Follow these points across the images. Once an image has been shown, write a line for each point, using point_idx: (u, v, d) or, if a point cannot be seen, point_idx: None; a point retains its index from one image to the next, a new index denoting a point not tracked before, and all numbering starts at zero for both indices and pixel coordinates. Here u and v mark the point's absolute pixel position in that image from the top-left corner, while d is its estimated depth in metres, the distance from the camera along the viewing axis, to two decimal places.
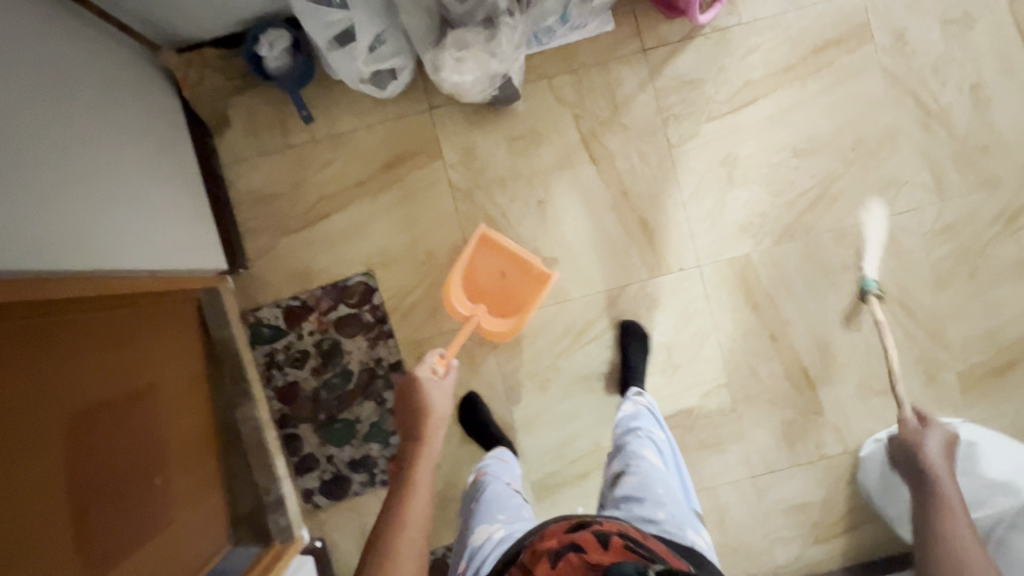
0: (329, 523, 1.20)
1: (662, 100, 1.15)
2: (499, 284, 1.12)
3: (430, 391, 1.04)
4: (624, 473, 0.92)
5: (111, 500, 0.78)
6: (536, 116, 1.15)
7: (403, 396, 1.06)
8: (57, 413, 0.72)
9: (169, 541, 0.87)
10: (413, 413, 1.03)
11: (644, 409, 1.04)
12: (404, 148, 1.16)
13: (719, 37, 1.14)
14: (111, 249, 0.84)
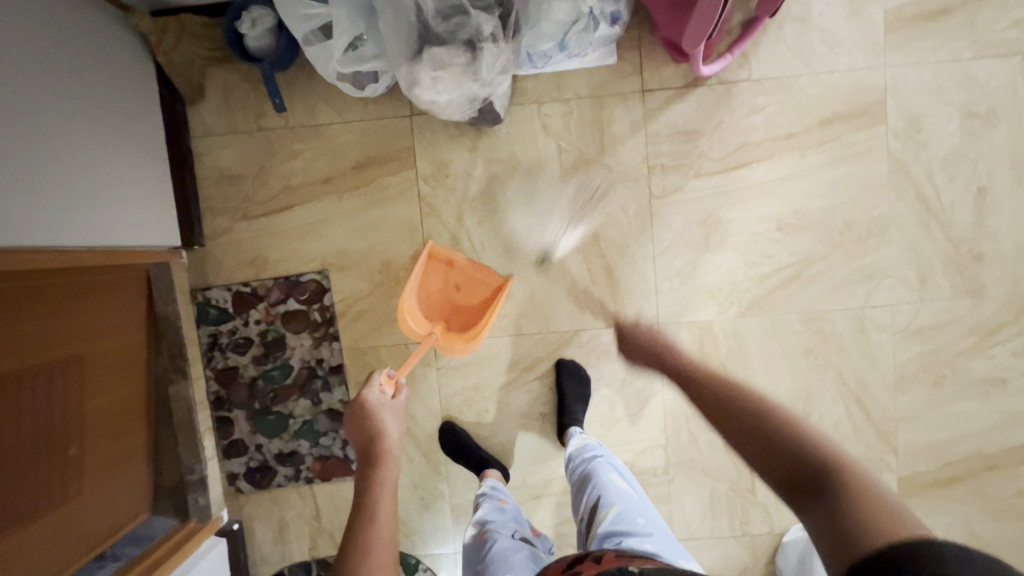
0: (249, 508, 1.21)
1: (651, 147, 1.09)
2: (455, 298, 1.11)
3: (380, 415, 0.97)
4: (599, 507, 0.84)
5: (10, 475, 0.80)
6: (518, 142, 1.10)
7: (353, 425, 0.97)
8: None
9: (69, 515, 0.90)
10: (364, 442, 0.94)
11: (590, 443, 0.98)
12: (378, 151, 1.12)
13: (723, 90, 1.08)
14: (51, 223, 0.82)
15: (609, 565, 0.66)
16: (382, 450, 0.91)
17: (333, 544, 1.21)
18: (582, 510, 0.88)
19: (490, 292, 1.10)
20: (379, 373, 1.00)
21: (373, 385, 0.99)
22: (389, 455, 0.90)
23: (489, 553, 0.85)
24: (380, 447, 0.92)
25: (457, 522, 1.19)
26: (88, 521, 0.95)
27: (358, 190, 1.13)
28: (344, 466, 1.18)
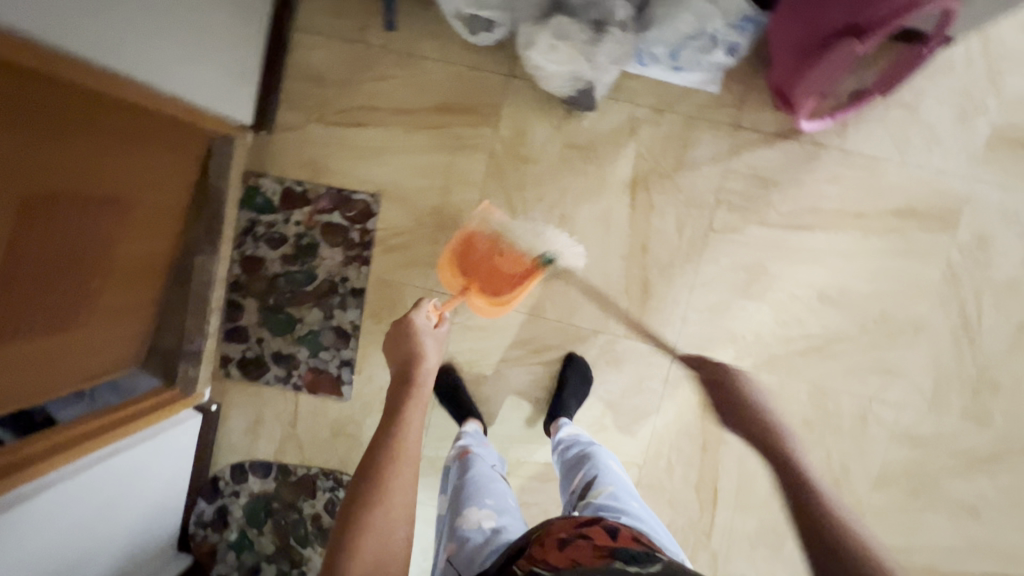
0: (230, 395, 1.22)
1: (725, 183, 1.10)
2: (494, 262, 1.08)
3: (424, 338, 0.95)
4: (595, 483, 0.86)
5: (40, 283, 0.83)
6: (601, 135, 1.11)
7: (391, 344, 0.96)
8: (38, 186, 0.76)
9: (69, 342, 0.94)
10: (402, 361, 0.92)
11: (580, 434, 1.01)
12: (466, 99, 1.12)
13: (812, 151, 1.08)
14: (146, 60, 0.85)
15: (627, 544, 0.66)
16: (417, 373, 0.89)
17: (299, 454, 1.23)
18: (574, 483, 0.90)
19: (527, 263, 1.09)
20: (428, 302, 1.03)
21: (420, 309, 1.00)
22: (423, 380, 0.88)
23: (466, 480, 0.88)
24: (417, 368, 0.90)
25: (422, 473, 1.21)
26: (82, 353, 0.98)
27: (434, 130, 1.14)
28: (334, 385, 1.20)
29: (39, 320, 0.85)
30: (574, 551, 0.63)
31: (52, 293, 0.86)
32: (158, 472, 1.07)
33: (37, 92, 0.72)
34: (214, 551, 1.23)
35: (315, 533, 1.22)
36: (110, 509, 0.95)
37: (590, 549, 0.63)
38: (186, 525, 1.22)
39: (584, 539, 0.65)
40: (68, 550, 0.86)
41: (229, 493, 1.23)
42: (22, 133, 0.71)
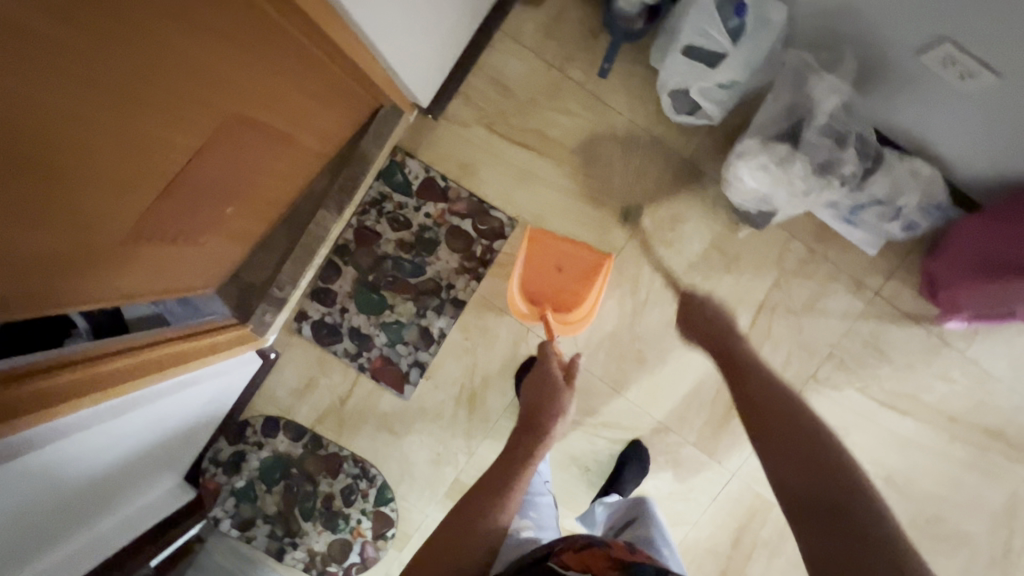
0: (291, 351, 1.18)
1: (845, 341, 1.11)
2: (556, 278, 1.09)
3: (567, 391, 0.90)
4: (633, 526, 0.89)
5: (187, 198, 0.82)
6: (749, 252, 1.10)
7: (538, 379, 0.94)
8: (234, 113, 0.75)
9: (182, 255, 0.93)
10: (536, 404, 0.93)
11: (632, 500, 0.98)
12: (638, 165, 1.11)
13: (935, 344, 1.10)
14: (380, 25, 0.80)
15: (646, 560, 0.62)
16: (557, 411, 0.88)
17: (335, 432, 1.19)
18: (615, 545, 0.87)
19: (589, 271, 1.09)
20: (552, 343, 0.96)
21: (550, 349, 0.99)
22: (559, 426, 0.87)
23: None
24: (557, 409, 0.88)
25: (447, 495, 1.19)
26: (186, 265, 0.97)
27: (595, 181, 1.12)
28: (398, 380, 1.17)
29: (170, 230, 0.85)
30: (589, 556, 0.62)
31: (194, 210, 0.85)
32: (212, 402, 1.07)
33: (276, 28, 0.71)
34: (218, 492, 1.20)
35: (321, 512, 1.19)
36: (161, 430, 0.95)
37: (604, 560, 0.61)
38: (201, 457, 1.19)
39: (599, 548, 0.64)
40: (115, 466, 0.86)
41: (253, 443, 1.20)
42: (246, 63, 0.70)
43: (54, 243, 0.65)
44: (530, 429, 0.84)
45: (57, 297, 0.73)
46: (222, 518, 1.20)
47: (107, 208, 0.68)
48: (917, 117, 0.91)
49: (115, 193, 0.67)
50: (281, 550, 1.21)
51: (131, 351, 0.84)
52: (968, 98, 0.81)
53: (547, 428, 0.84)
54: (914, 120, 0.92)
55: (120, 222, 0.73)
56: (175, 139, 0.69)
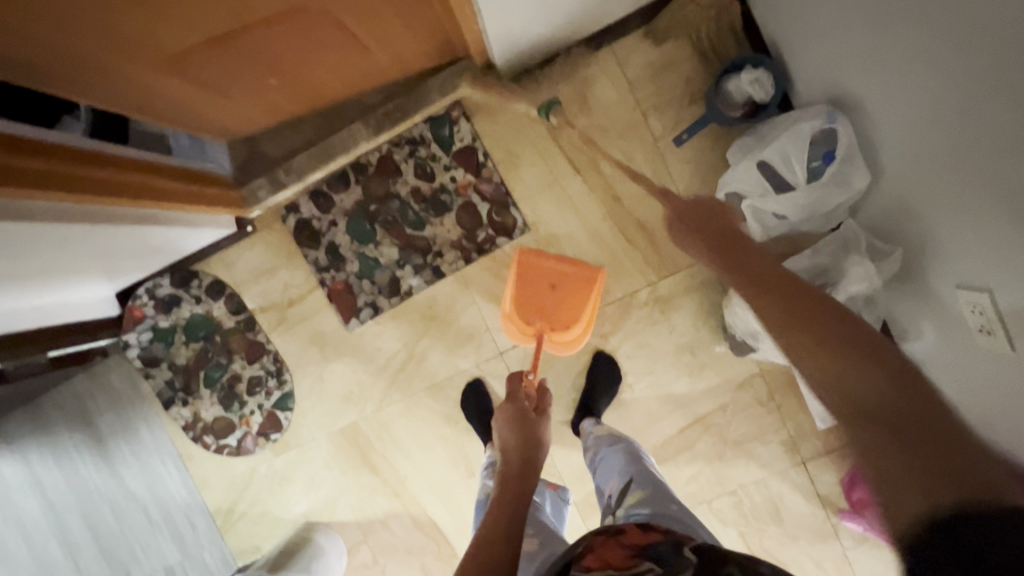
0: (268, 232, 1.17)
1: (752, 487, 1.13)
2: (551, 295, 1.06)
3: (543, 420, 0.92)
4: (629, 487, 0.84)
5: (231, 56, 0.80)
6: (715, 368, 1.11)
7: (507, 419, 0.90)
8: (310, 4, 0.73)
9: (205, 98, 0.91)
10: (524, 449, 0.84)
11: (620, 436, 0.97)
12: (662, 238, 1.09)
13: (828, 532, 1.12)
14: None
15: (657, 536, 0.62)
16: (535, 453, 0.85)
17: (270, 324, 1.20)
18: (614, 472, 0.90)
19: (586, 285, 1.07)
20: (518, 378, 1.00)
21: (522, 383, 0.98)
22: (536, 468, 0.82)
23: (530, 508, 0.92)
24: (535, 449, 0.85)
25: (339, 430, 1.21)
26: (207, 110, 0.95)
27: (617, 232, 1.10)
28: (348, 310, 1.17)
29: (206, 71, 0.83)
30: (607, 551, 0.60)
31: (236, 64, 0.83)
32: (162, 244, 1.07)
33: None
34: (141, 320, 1.21)
35: (223, 387, 1.21)
36: (93, 247, 0.93)
37: (621, 550, 0.60)
38: (142, 282, 1.20)
39: (612, 539, 0.62)
40: (35, 264, 0.85)
41: (192, 295, 1.20)
42: None
43: (76, 30, 0.63)
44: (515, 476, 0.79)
45: (64, 81, 0.72)
46: (132, 346, 1.21)
47: (139, 25, 0.66)
48: (926, 338, 0.91)
49: (153, 16, 0.65)
50: (171, 400, 1.23)
51: (114, 169, 0.84)
52: (972, 355, 0.81)
53: (526, 468, 0.81)
54: (923, 338, 0.92)
55: (150, 43, 0.71)
56: (240, 1, 0.67)
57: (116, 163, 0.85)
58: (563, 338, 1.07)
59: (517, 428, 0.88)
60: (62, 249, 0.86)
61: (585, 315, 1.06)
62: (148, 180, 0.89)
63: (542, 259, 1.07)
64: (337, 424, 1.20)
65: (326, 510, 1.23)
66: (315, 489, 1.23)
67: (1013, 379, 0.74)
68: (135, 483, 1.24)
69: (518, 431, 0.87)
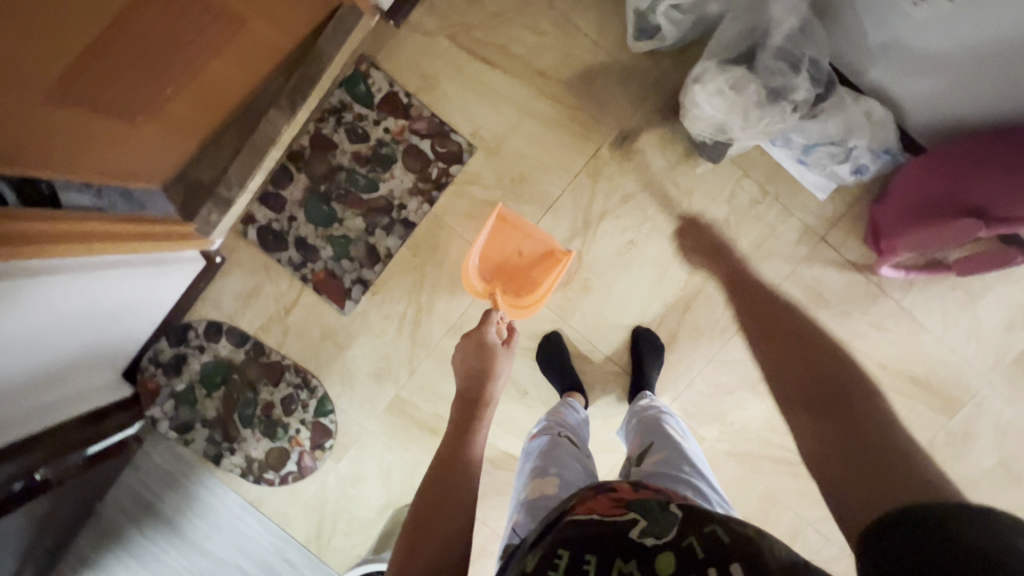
0: (239, 255, 1.17)
1: (787, 283, 1.12)
2: (514, 257, 1.11)
3: (501, 355, 0.99)
4: (650, 450, 0.84)
5: (119, 68, 0.76)
6: (702, 188, 1.11)
7: (463, 353, 0.99)
8: None
9: (118, 134, 0.87)
10: (471, 373, 0.95)
11: (656, 409, 0.95)
12: (599, 90, 1.09)
13: (873, 290, 1.12)
14: None
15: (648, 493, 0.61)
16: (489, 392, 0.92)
17: (279, 341, 1.19)
18: (636, 437, 0.90)
19: (545, 251, 1.10)
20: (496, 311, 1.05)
21: (491, 321, 1.03)
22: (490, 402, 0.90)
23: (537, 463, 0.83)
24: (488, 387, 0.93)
25: (386, 409, 1.20)
26: (125, 148, 0.91)
27: (555, 104, 1.10)
28: (340, 294, 1.16)
29: (97, 92, 0.76)
30: (591, 502, 0.59)
31: (127, 79, 0.79)
32: (136, 311, 1.06)
33: None
34: (157, 391, 1.20)
35: (261, 420, 1.20)
36: (78, 327, 0.92)
37: (607, 502, 0.59)
38: (142, 355, 1.19)
39: (600, 491, 0.61)
40: (26, 355, 0.83)
41: (195, 346, 1.20)
42: None
43: None
44: (472, 405, 0.88)
45: None
46: (160, 419, 1.21)
47: (17, 57, 0.61)
48: (899, 48, 0.89)
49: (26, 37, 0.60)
50: (218, 454, 1.22)
51: (46, 220, 0.78)
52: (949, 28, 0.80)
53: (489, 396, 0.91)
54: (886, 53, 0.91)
55: (33, 80, 0.66)
56: None
57: (49, 216, 0.80)
58: (516, 302, 1.10)
59: (475, 355, 0.98)
60: (52, 316, 0.84)
61: (539, 281, 1.10)
62: (75, 224, 0.83)
63: (514, 225, 1.10)
64: (381, 405, 1.20)
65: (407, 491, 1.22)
66: (389, 477, 1.22)
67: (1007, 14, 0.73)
68: (220, 549, 1.24)
69: (476, 359, 0.97)
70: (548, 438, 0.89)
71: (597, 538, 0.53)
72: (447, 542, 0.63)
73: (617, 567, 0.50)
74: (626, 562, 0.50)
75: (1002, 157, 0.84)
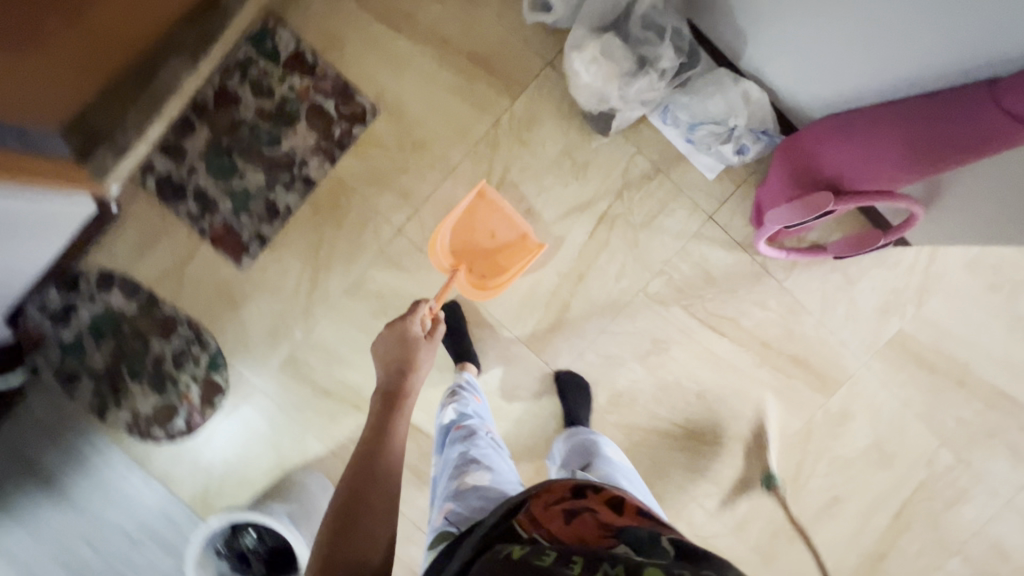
0: (137, 204, 1.17)
1: (676, 259, 1.16)
2: (489, 241, 1.12)
3: (420, 345, 0.94)
4: (592, 465, 0.88)
5: None
6: (597, 162, 1.14)
7: (383, 349, 0.94)
8: None
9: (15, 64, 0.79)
10: (393, 370, 0.90)
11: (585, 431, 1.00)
12: (500, 62, 1.12)
13: (757, 269, 1.16)
14: None
15: (637, 521, 0.54)
16: (410, 380, 0.89)
17: (173, 294, 1.18)
18: (575, 455, 0.94)
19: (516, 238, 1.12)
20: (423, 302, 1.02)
21: (416, 316, 0.99)
22: (412, 389, 0.88)
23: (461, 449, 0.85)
24: (409, 378, 0.89)
25: (280, 368, 1.19)
26: (20, 83, 0.83)
27: (458, 73, 1.13)
28: (237, 249, 1.16)
29: None
30: (577, 525, 0.53)
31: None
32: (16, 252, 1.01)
33: None
34: (43, 339, 1.18)
35: (150, 374, 1.18)
36: None
37: (594, 525, 0.52)
38: (27, 300, 1.17)
39: (588, 513, 0.55)
40: None
41: (85, 295, 1.18)
42: None
43: None
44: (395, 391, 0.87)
45: None
46: (44, 369, 1.19)
47: None
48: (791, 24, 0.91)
49: None
50: (104, 408, 1.19)
51: None
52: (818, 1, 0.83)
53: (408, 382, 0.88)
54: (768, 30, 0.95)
55: None
56: None
57: None
58: (480, 284, 1.11)
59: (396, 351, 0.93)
60: None
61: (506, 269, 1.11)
62: None
63: (492, 209, 1.11)
64: (274, 363, 1.19)
65: (298, 453, 1.21)
66: (279, 438, 1.20)
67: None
68: (103, 508, 1.20)
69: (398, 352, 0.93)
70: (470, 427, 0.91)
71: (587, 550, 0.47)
72: (361, 541, 0.63)
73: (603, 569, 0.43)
74: (612, 567, 0.43)
75: (848, 132, 0.90)
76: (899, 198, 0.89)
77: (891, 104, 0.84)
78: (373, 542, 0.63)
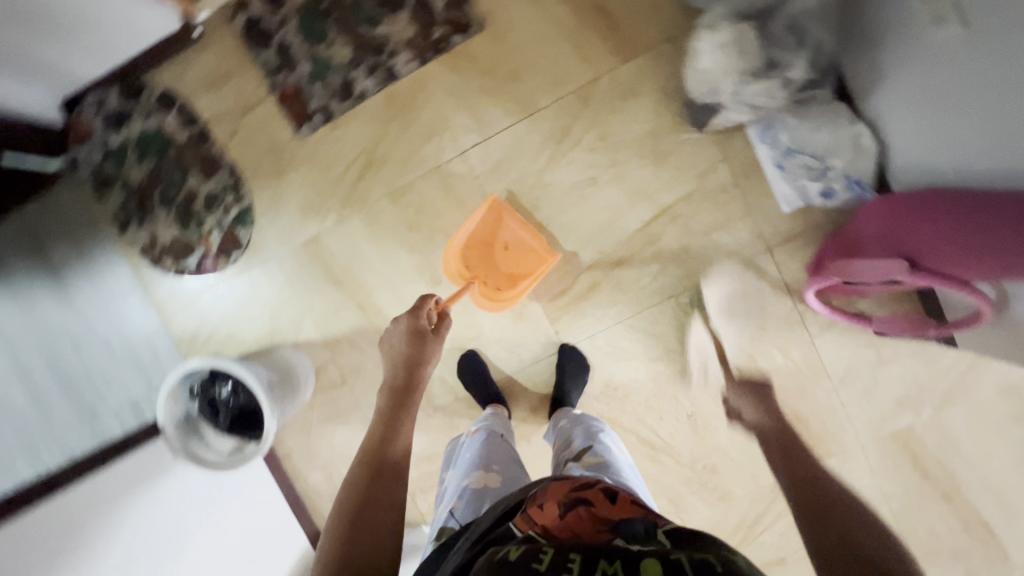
0: (221, 37, 1.15)
1: (719, 278, 1.12)
2: (501, 255, 1.13)
3: (428, 342, 0.96)
4: (588, 451, 0.84)
5: None
6: (678, 155, 1.10)
7: (393, 346, 0.96)
8: None
9: None
10: (401, 366, 0.93)
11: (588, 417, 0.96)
12: (622, 21, 1.07)
13: (794, 317, 1.13)
14: None
15: (630, 514, 0.57)
16: (417, 377, 0.92)
17: (225, 137, 1.17)
18: (574, 437, 0.90)
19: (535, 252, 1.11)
20: (428, 295, 1.01)
21: (425, 304, 0.99)
22: (418, 387, 0.91)
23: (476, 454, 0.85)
24: (417, 372, 0.92)
25: (301, 245, 1.19)
26: None
27: (576, 17, 1.08)
28: (301, 115, 1.14)
29: None
30: (571, 518, 0.55)
31: None
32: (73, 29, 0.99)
33: None
34: (91, 134, 1.18)
35: (179, 206, 1.18)
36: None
37: (588, 520, 0.55)
38: (89, 91, 1.17)
39: (582, 506, 0.57)
40: None
41: (143, 107, 1.17)
42: None
43: None
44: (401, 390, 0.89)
45: None
46: (82, 163, 1.19)
47: None
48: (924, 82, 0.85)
49: None
50: (127, 221, 1.20)
51: None
52: (965, 55, 0.76)
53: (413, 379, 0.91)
54: (904, 78, 0.89)
55: None
56: None
57: None
58: (490, 295, 1.11)
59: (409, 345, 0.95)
60: None
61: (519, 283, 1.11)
62: None
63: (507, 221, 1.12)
64: (298, 238, 1.18)
65: (291, 331, 1.21)
66: (279, 310, 1.21)
67: (1011, 65, 0.69)
68: (94, 317, 1.19)
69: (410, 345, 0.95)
70: (487, 433, 0.91)
71: (587, 548, 0.48)
72: (372, 540, 0.67)
73: (601, 567, 0.46)
74: (609, 563, 0.46)
75: (929, 206, 0.84)
76: (973, 292, 0.82)
77: (991, 192, 0.77)
78: (386, 534, 0.68)
